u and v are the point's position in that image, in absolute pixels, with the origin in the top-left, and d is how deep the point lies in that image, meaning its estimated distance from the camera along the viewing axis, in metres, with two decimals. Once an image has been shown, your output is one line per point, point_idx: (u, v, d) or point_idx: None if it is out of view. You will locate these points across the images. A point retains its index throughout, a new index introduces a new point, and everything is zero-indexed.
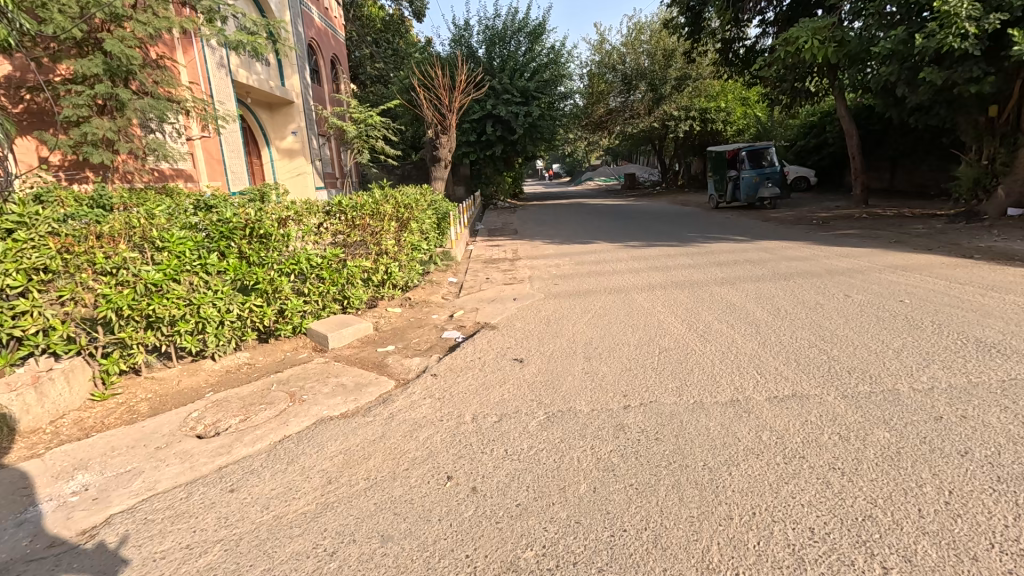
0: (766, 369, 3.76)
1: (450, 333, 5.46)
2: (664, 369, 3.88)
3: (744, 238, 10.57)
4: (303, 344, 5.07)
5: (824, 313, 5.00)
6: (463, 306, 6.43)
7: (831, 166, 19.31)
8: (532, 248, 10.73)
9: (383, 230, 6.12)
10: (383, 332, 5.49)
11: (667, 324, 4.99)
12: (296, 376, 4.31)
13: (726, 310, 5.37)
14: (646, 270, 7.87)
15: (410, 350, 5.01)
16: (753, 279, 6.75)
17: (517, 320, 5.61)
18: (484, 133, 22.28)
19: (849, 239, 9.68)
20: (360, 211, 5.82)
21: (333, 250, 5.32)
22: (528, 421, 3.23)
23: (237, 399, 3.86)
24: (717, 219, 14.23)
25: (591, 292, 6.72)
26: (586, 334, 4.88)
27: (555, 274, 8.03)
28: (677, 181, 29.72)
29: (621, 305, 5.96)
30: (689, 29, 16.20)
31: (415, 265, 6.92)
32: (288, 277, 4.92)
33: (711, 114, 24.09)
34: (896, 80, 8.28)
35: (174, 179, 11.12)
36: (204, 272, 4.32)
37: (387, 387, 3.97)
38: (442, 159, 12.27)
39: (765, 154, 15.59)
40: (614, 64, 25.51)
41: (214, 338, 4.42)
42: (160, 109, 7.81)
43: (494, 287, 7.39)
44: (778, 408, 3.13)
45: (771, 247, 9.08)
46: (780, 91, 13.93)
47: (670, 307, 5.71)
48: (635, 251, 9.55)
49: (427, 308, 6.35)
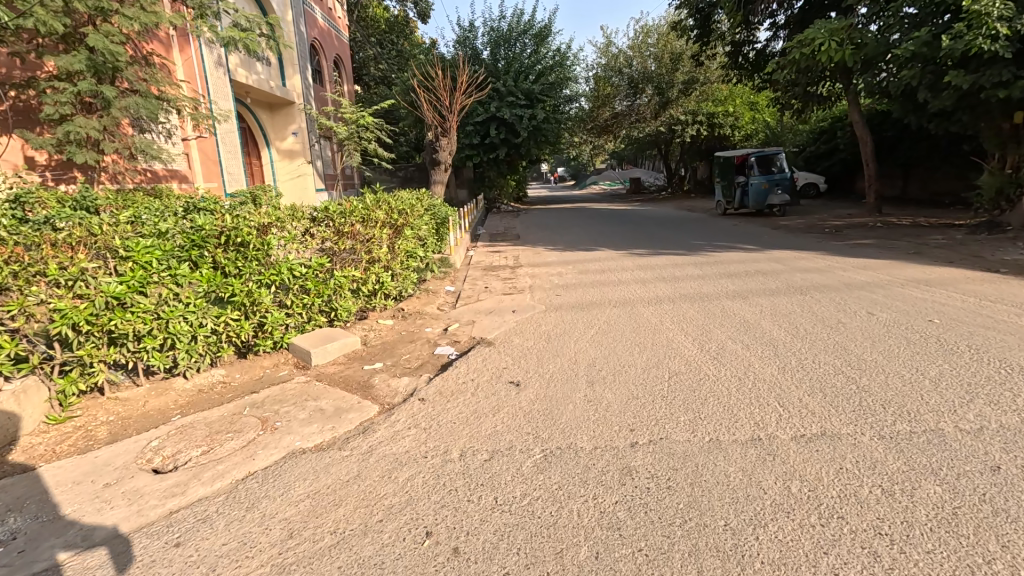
0: (789, 400, 3.38)
1: (443, 349, 5.10)
2: (675, 398, 3.51)
3: (754, 247, 10.19)
4: (285, 359, 4.73)
5: (847, 334, 4.61)
6: (460, 318, 6.08)
7: (841, 173, 18.89)
8: (534, 255, 10.36)
9: (375, 238, 5.77)
10: (373, 347, 5.14)
11: (678, 343, 4.62)
12: (272, 397, 3.96)
13: (740, 328, 4.99)
14: (653, 280, 7.50)
15: (399, 369, 4.65)
16: (767, 293, 6.37)
17: (516, 335, 5.24)
18: (487, 135, 21.95)
19: (865, 249, 9.29)
20: (350, 217, 5.47)
21: (318, 259, 4.95)
22: (522, 460, 2.87)
23: (204, 426, 3.50)
24: (724, 226, 13.85)
25: (595, 304, 6.35)
26: (589, 354, 4.50)
27: (558, 283, 7.66)
28: (682, 186, 29.33)
29: (626, 320, 5.58)
30: (698, 32, 15.84)
31: (409, 274, 6.57)
32: (268, 288, 4.55)
33: (718, 118, 23.50)
34: (918, 84, 7.91)
35: (167, 180, 10.85)
36: (173, 283, 3.96)
37: (369, 414, 3.61)
38: (442, 162, 11.91)
39: (775, 159, 15.26)
40: (620, 67, 25.19)
41: (185, 355, 4.07)
42: (147, 108, 7.48)
43: (493, 298, 7.03)
44: (807, 451, 2.75)
45: (783, 257, 8.70)
46: (792, 95, 13.55)
47: (679, 323, 5.33)
48: (640, 259, 9.18)
49: (420, 320, 5.99)
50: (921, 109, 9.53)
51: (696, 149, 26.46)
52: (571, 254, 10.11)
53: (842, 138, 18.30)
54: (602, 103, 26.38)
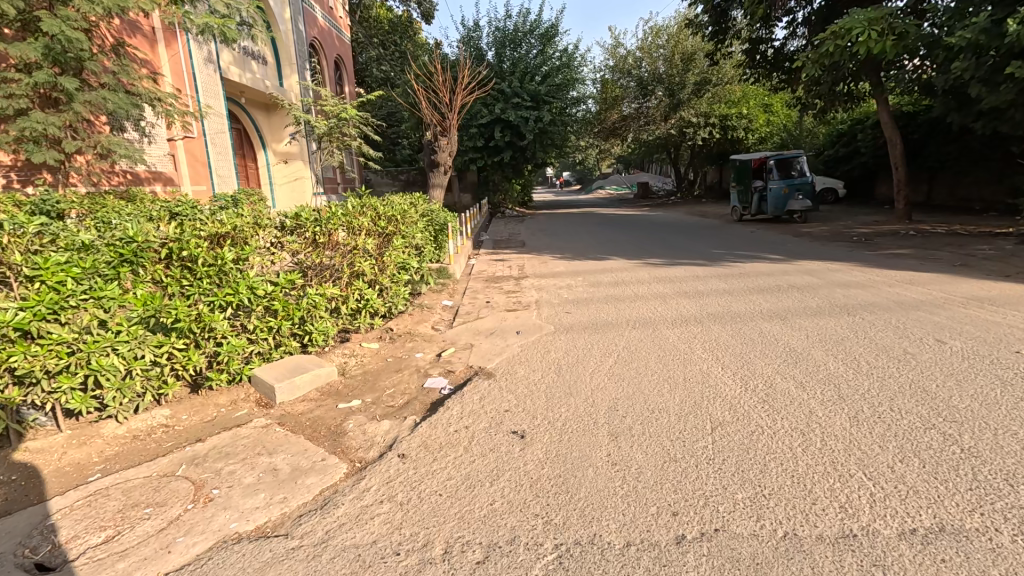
0: (878, 471, 2.58)
1: (434, 381, 4.33)
2: (724, 465, 2.73)
3: (779, 256, 9.41)
4: (246, 394, 3.96)
5: (923, 370, 3.81)
6: (456, 340, 5.31)
7: (861, 177, 18.11)
8: (540, 265, 9.60)
9: (358, 248, 4.99)
10: (354, 379, 4.36)
11: (716, 380, 3.84)
12: (218, 450, 3.20)
13: (787, 359, 4.19)
14: (673, 295, 6.71)
15: (379, 409, 3.86)
16: (808, 312, 5.58)
17: (519, 364, 4.47)
18: (492, 138, 21.27)
19: (903, 261, 8.47)
20: (327, 224, 4.70)
21: (287, 275, 4.17)
22: (527, 564, 2.11)
23: (122, 494, 2.75)
24: (743, 234, 13.07)
25: (611, 324, 5.57)
26: (607, 393, 3.73)
27: (567, 298, 6.89)
28: (693, 191, 28.49)
29: (648, 345, 4.79)
30: (712, 29, 15.10)
31: (400, 288, 5.80)
32: (224, 311, 3.78)
33: (731, 121, 23.07)
34: (970, 78, 7.25)
35: (150, 183, 10.25)
36: (98, 308, 3.22)
37: (333, 478, 2.85)
38: (441, 164, 11.15)
39: (794, 162, 14.33)
40: (629, 69, 24.46)
41: (116, 395, 3.33)
42: (118, 102, 6.81)
43: (494, 315, 6.26)
44: (929, 563, 1.96)
45: (815, 269, 7.91)
46: (815, 94, 12.79)
47: (712, 350, 4.54)
48: (657, 270, 8.40)
49: (411, 343, 5.22)
50: (966, 107, 8.80)
51: (707, 152, 25.65)
52: (580, 264, 9.36)
53: (863, 141, 17.47)
54: (610, 106, 25.65)
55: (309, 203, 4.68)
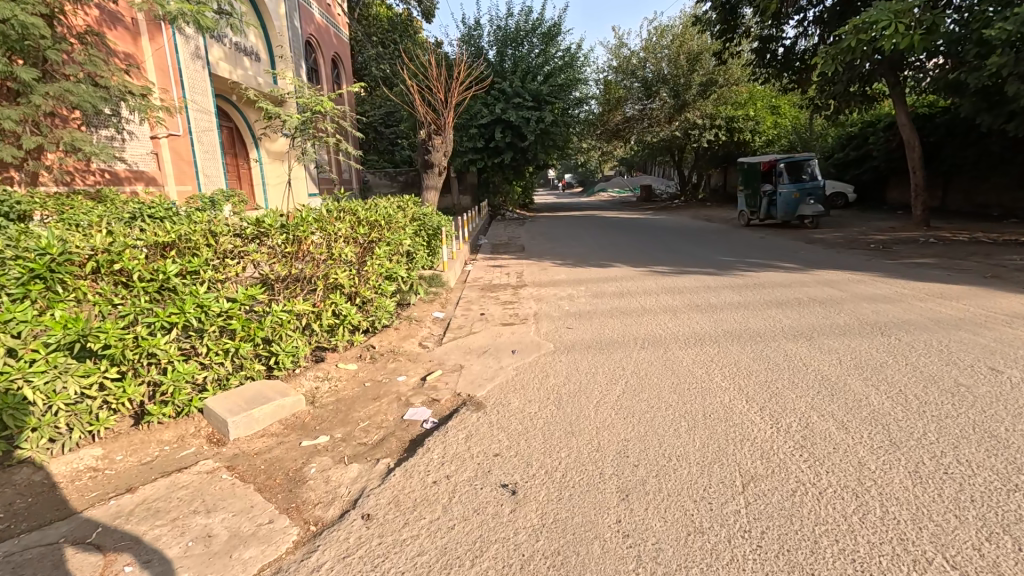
0: (966, 558, 2.03)
1: (415, 413, 3.78)
2: (763, 541, 2.18)
3: (794, 264, 8.88)
4: (196, 428, 3.43)
5: (986, 408, 3.25)
6: (444, 361, 4.76)
7: (872, 182, 17.58)
8: (539, 272, 9.08)
9: (335, 258, 4.46)
10: (325, 410, 3.80)
11: (742, 418, 3.30)
12: (147, 505, 2.67)
13: (822, 391, 3.64)
14: (683, 309, 6.18)
15: (348, 448, 3.32)
16: (835, 330, 5.04)
17: (513, 392, 3.93)
18: (492, 139, 20.74)
19: (928, 272, 7.93)
20: (297, 231, 4.16)
21: (247, 291, 3.63)
22: None
23: (15, 569, 2.23)
24: (752, 240, 12.54)
25: (617, 342, 5.02)
26: (615, 434, 3.18)
27: (568, 311, 6.36)
28: (698, 194, 27.95)
29: (658, 369, 4.26)
30: (720, 27, 14.54)
31: (384, 301, 5.25)
32: (167, 334, 3.24)
33: (738, 123, 22.58)
34: (1007, 74, 6.74)
35: (131, 182, 9.78)
36: (3, 333, 2.70)
37: (277, 550, 2.32)
38: (436, 165, 10.63)
39: (806, 165, 13.76)
40: (633, 70, 23.92)
41: (29, 436, 2.81)
42: (83, 94, 6.34)
43: (488, 330, 5.72)
44: None
45: (835, 280, 7.38)
46: (828, 95, 12.25)
47: (732, 376, 4.00)
48: (664, 280, 7.87)
49: (393, 364, 4.68)
50: (997, 108, 8.50)
51: (713, 155, 25.14)
52: (583, 272, 8.84)
53: (874, 143, 16.94)
54: (613, 107, 25.14)
55: (277, 207, 4.14)
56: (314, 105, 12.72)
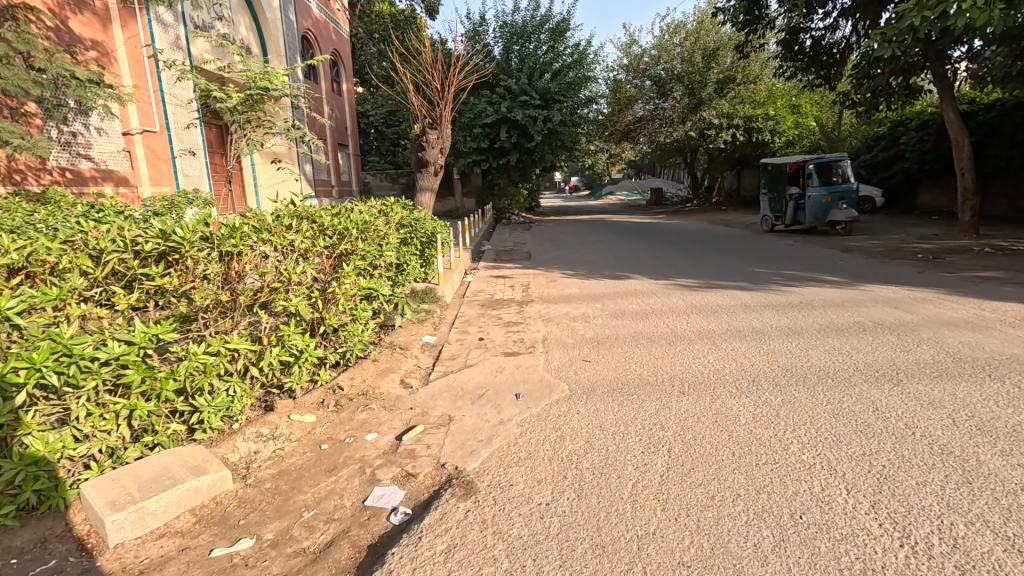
0: None
1: (379, 501, 2.73)
2: None
3: (838, 277, 7.82)
4: (66, 526, 2.43)
5: None
6: (430, 409, 3.74)
7: (903, 184, 16.47)
8: (548, 284, 8.08)
9: (285, 278, 3.44)
10: (260, 490, 2.78)
11: (853, 527, 2.25)
12: None
13: (949, 473, 2.60)
14: (723, 334, 5.16)
15: (275, 563, 2.29)
16: (923, 369, 4.01)
17: (516, 464, 2.92)
18: (497, 139, 19.78)
19: (998, 287, 6.88)
20: (227, 244, 3.08)
21: (146, 328, 2.64)
22: None
23: None
24: (779, 247, 11.49)
25: (645, 381, 4.04)
26: (666, 546, 2.20)
27: (583, 336, 5.30)
28: (711, 198, 26.85)
29: (707, 425, 3.26)
30: (744, 18, 13.46)
31: (358, 327, 4.22)
32: (10, 399, 2.26)
33: (756, 122, 21.46)
34: None
35: (98, 182, 8.87)
36: None
37: None
38: (432, 162, 9.64)
39: (836, 166, 12.71)
40: (644, 68, 22.89)
41: None
42: (10, 78, 5.61)
43: (487, 362, 4.67)
44: None
45: (894, 297, 6.33)
46: (865, 90, 11.27)
47: (807, 439, 3.01)
48: (691, 295, 6.85)
49: (363, 414, 3.65)
50: None
51: (727, 158, 24.06)
52: (596, 284, 7.85)
53: (906, 143, 15.80)
54: (622, 107, 24.06)
55: (198, 211, 3.06)
56: (260, 79, 9.89)
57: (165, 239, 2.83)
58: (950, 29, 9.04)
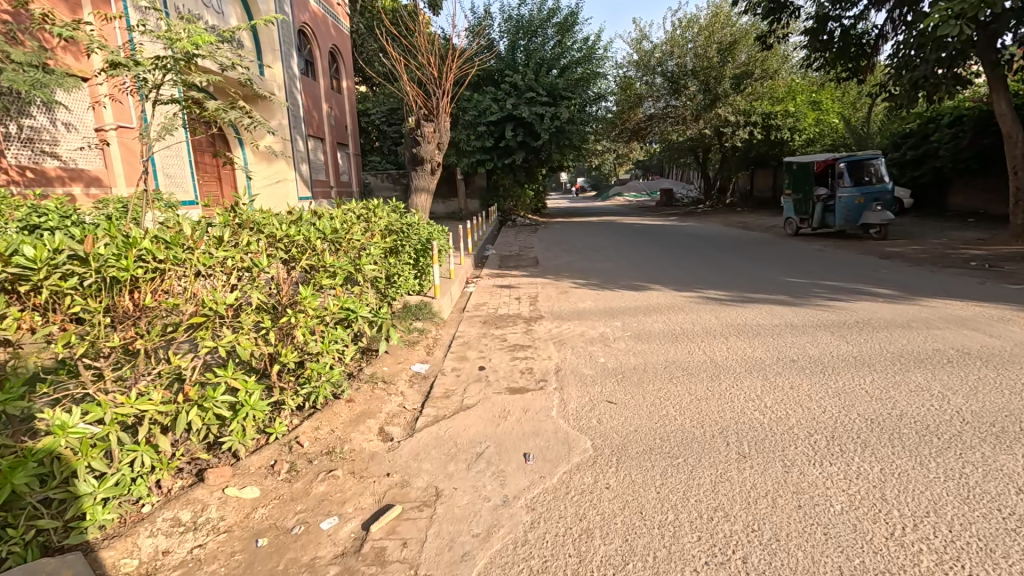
0: None
1: None
2: None
3: (888, 289, 6.92)
4: None
5: None
6: (412, 478, 2.83)
7: (932, 184, 15.56)
8: (559, 296, 7.21)
9: (216, 310, 2.55)
10: None
11: None
12: None
13: None
14: (771, 364, 4.29)
15: None
16: None
17: None
18: (502, 138, 18.88)
19: None
20: (115, 269, 2.13)
21: None
22: None
23: None
24: (810, 253, 10.51)
25: (684, 430, 3.20)
26: None
27: (605, 367, 4.38)
28: (724, 199, 25.87)
29: (786, 510, 2.39)
30: (766, 7, 12.55)
31: (327, 364, 3.31)
32: None
33: (775, 120, 20.38)
34: None
35: (64, 183, 7.97)
36: None
37: None
38: (427, 159, 8.82)
39: (869, 165, 11.75)
40: (656, 64, 21.94)
41: None
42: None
43: (488, 403, 3.76)
44: None
45: (965, 315, 5.43)
46: (906, 82, 10.33)
47: (933, 543, 2.14)
48: (724, 312, 5.97)
49: (325, 485, 2.76)
50: None
51: (743, 158, 22.90)
52: (613, 297, 6.97)
53: (938, 141, 14.78)
54: (632, 105, 23.14)
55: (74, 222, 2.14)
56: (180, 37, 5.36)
57: (3, 266, 1.92)
58: (1010, 9, 8.13)
